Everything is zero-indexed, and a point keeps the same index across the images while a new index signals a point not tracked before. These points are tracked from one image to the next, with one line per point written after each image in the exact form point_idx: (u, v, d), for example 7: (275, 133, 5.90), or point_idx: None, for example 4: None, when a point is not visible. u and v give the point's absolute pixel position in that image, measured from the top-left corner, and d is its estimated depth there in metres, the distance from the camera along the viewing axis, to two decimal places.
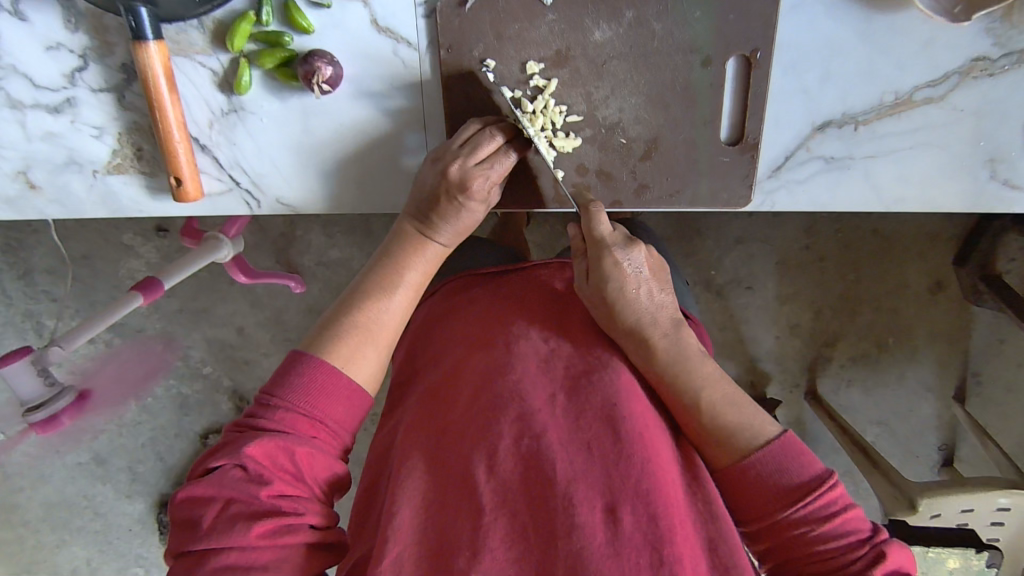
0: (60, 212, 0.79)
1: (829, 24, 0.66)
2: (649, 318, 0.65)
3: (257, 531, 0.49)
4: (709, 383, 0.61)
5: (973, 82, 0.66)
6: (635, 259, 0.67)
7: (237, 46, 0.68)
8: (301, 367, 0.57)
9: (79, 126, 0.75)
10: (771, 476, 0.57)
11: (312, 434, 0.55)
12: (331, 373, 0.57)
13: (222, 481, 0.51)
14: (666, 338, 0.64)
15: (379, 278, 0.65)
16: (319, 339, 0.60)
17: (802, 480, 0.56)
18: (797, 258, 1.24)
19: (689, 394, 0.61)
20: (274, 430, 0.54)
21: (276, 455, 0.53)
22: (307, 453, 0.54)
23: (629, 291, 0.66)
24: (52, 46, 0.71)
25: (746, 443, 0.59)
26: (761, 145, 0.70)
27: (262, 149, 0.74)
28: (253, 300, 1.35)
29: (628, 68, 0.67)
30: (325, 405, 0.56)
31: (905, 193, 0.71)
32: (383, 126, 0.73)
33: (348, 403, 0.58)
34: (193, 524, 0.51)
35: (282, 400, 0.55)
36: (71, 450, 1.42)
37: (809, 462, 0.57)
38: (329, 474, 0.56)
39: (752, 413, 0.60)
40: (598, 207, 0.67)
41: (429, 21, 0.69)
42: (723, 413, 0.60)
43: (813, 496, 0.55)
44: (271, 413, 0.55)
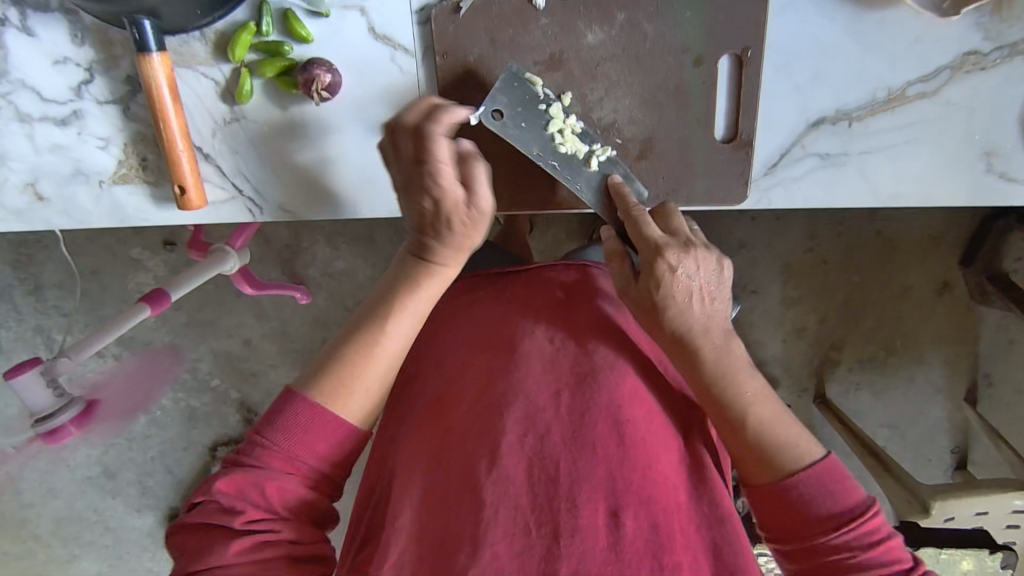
0: (68, 222, 0.81)
1: (820, 23, 0.67)
2: (700, 329, 0.61)
3: (231, 552, 0.50)
4: (757, 400, 0.59)
5: (965, 76, 0.67)
6: (689, 266, 0.62)
7: (238, 57, 0.70)
8: (280, 410, 0.55)
9: (86, 137, 0.76)
10: (813, 500, 0.55)
11: (286, 469, 0.53)
12: (319, 416, 0.55)
13: (202, 511, 0.53)
14: (717, 351, 0.60)
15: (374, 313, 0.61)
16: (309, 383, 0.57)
17: (847, 506, 0.54)
18: (800, 260, 1.24)
19: (738, 409, 0.58)
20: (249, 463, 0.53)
21: (247, 488, 0.52)
22: (277, 486, 0.52)
23: (679, 297, 0.62)
24: (60, 60, 0.73)
25: (790, 463, 0.57)
26: (756, 142, 0.71)
27: (264, 157, 0.76)
28: (259, 312, 1.36)
29: (622, 69, 0.68)
30: (294, 438, 0.53)
31: (902, 188, 0.71)
32: (382, 133, 0.74)
33: (329, 436, 0.55)
34: (180, 549, 0.52)
35: (256, 435, 0.54)
36: (81, 464, 1.43)
37: (852, 488, 0.55)
38: (304, 504, 0.53)
39: (799, 434, 0.58)
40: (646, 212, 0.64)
41: (424, 28, 0.70)
42: (771, 431, 0.58)
43: (858, 523, 0.53)
44: (249, 446, 0.54)
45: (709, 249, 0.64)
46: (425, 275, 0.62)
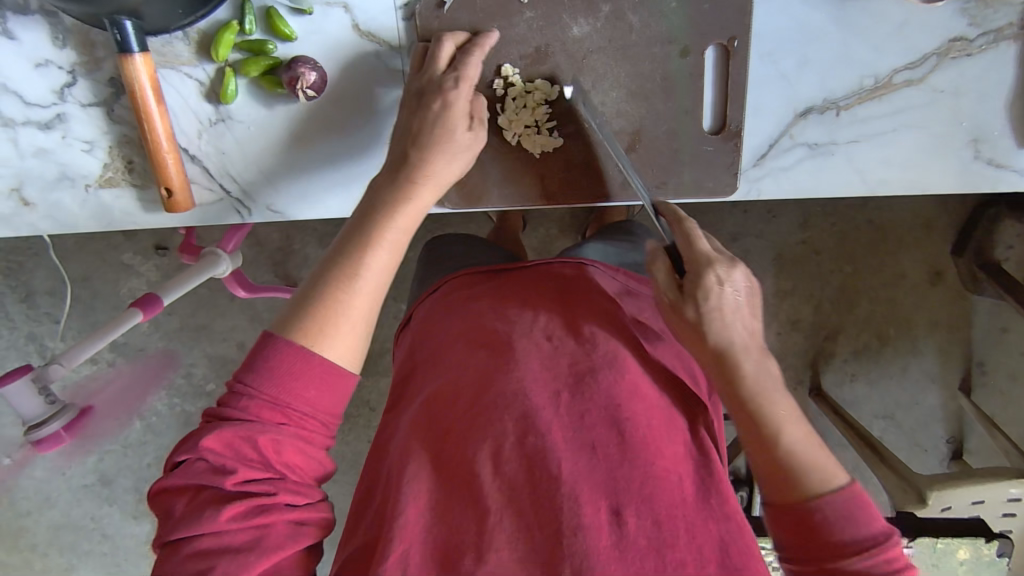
0: (54, 226, 0.80)
1: (804, 11, 0.66)
2: (738, 342, 0.58)
3: (227, 514, 0.49)
4: (789, 421, 0.56)
5: (951, 62, 0.67)
6: (730, 279, 0.58)
7: (222, 56, 0.70)
8: (267, 347, 0.53)
9: (70, 141, 0.76)
10: (836, 527, 0.52)
11: (277, 421, 0.51)
12: (300, 356, 0.53)
13: (190, 472, 0.51)
14: (755, 367, 0.57)
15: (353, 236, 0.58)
16: (294, 311, 0.55)
17: (869, 534, 0.52)
18: (793, 252, 1.24)
19: (768, 428, 0.56)
20: (239, 418, 0.51)
21: (236, 444, 0.51)
22: (269, 441, 0.51)
23: (721, 311, 0.58)
24: (41, 63, 0.73)
25: (816, 490, 0.54)
26: (745, 132, 0.71)
27: (250, 157, 0.75)
28: (253, 315, 1.35)
29: (608, 61, 0.68)
30: (292, 388, 0.52)
31: (891, 175, 0.71)
32: (368, 129, 0.74)
33: (319, 383, 0.53)
34: (169, 514, 0.51)
35: (245, 385, 0.52)
36: (77, 472, 1.42)
37: (878, 521, 0.53)
38: (298, 458, 0.52)
39: (828, 460, 0.56)
40: (695, 225, 0.61)
41: (409, 25, 0.70)
42: (801, 453, 0.55)
43: (882, 554, 0.51)
44: (237, 401, 0.52)
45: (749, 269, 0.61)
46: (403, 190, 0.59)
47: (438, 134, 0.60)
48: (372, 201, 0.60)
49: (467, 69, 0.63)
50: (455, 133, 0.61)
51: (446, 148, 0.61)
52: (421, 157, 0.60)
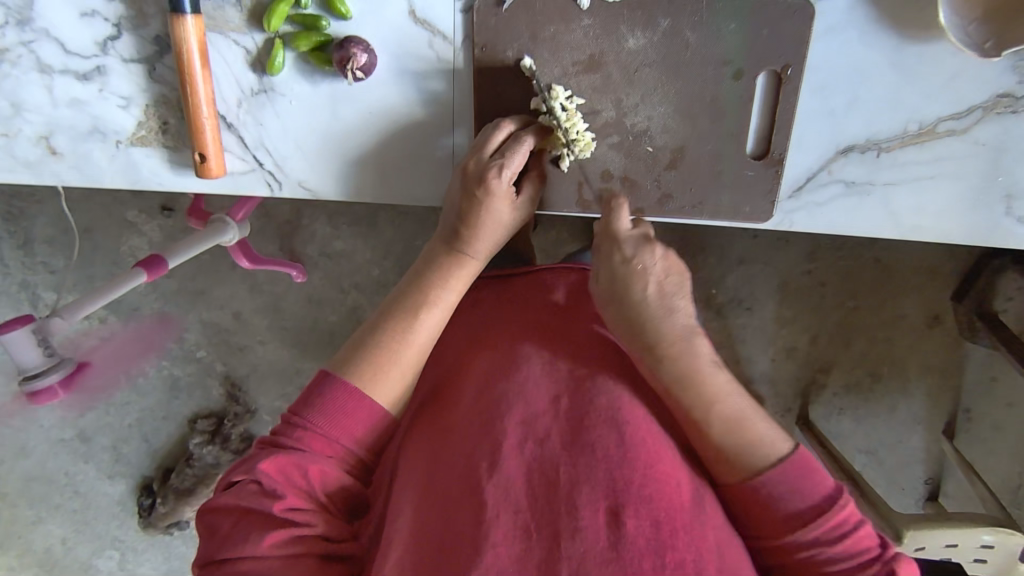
0: (78, 178, 0.79)
1: (860, 50, 0.67)
2: (660, 323, 0.62)
3: (269, 540, 0.51)
4: (721, 397, 0.59)
5: (997, 117, 0.67)
6: (648, 260, 0.64)
7: (273, 27, 0.69)
8: (325, 385, 0.58)
9: (107, 95, 0.75)
10: (781, 498, 0.56)
11: (327, 453, 0.56)
12: (355, 396, 0.58)
13: (240, 492, 0.54)
14: (678, 348, 0.61)
15: (407, 302, 0.63)
16: (350, 354, 0.61)
17: (811, 502, 0.55)
18: (797, 282, 1.25)
19: (698, 409, 0.59)
20: (291, 447, 0.56)
21: (287, 471, 0.54)
22: (319, 470, 0.55)
23: (635, 291, 0.63)
24: (87, 13, 0.72)
25: (754, 463, 0.57)
26: (786, 162, 0.71)
27: (288, 132, 0.74)
28: (252, 286, 1.34)
29: (659, 76, 0.68)
30: (344, 425, 0.57)
31: (922, 222, 0.72)
32: (411, 116, 0.73)
33: (367, 423, 0.58)
34: (213, 533, 0.53)
35: (299, 419, 0.57)
36: (57, 425, 1.40)
37: (819, 479, 0.56)
38: (341, 487, 0.57)
39: (764, 429, 0.59)
40: (618, 204, 0.66)
41: (466, 17, 0.70)
42: (732, 429, 0.58)
43: (825, 517, 0.55)
44: (292, 432, 0.57)
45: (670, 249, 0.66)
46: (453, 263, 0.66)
47: (481, 216, 0.65)
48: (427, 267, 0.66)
49: (514, 160, 0.65)
50: (495, 213, 0.66)
51: (488, 226, 0.66)
52: (469, 232, 0.66)
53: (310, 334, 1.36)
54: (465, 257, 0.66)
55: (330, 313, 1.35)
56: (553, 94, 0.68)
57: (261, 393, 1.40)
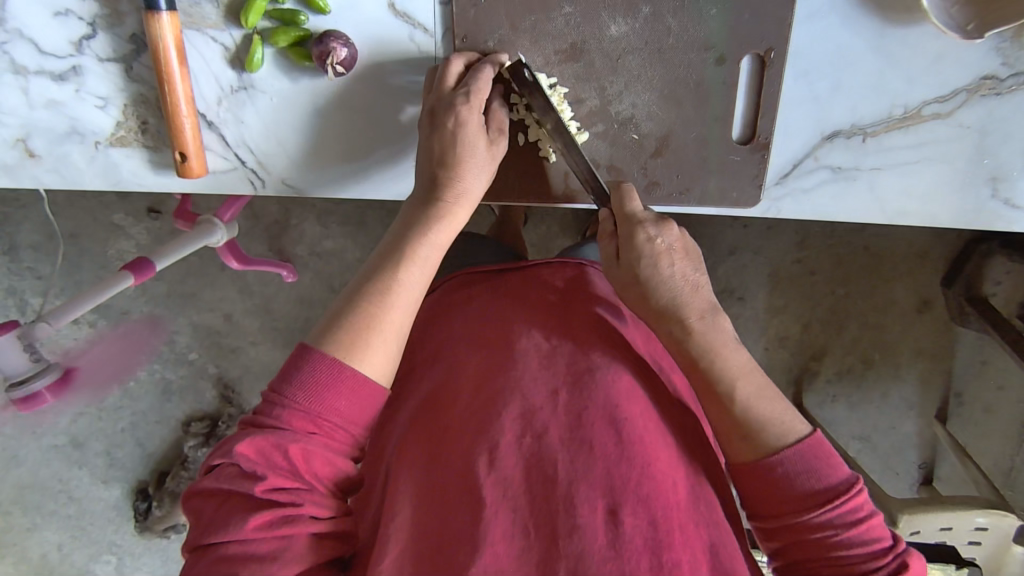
0: (58, 181, 0.78)
1: (843, 34, 0.67)
2: (685, 299, 0.60)
3: (254, 522, 0.50)
4: (744, 375, 0.58)
5: (980, 100, 0.67)
6: (667, 238, 0.61)
7: (251, 23, 0.68)
8: (302, 362, 0.55)
9: (84, 95, 0.73)
10: (798, 477, 0.54)
11: (309, 430, 0.54)
12: (331, 365, 0.55)
13: (222, 475, 0.53)
14: (704, 326, 0.59)
15: (387, 262, 0.61)
16: (331, 325, 0.58)
17: (830, 483, 0.54)
18: (789, 270, 1.25)
19: (724, 386, 0.57)
20: (272, 426, 0.53)
21: (267, 451, 0.52)
22: (300, 449, 0.52)
23: (662, 268, 0.60)
24: (61, 12, 0.71)
25: (773, 441, 0.56)
26: (772, 147, 0.71)
27: (270, 129, 0.73)
28: (242, 287, 1.33)
29: (642, 63, 0.68)
30: (323, 397, 0.54)
31: (909, 205, 0.72)
32: (394, 112, 0.73)
33: (350, 396, 0.55)
34: (198, 518, 0.53)
35: (279, 396, 0.54)
36: (48, 431, 1.39)
37: (835, 465, 0.55)
38: (326, 466, 0.54)
39: (784, 410, 0.57)
40: (629, 184, 0.63)
41: (446, 8, 0.69)
42: (755, 405, 0.57)
43: (842, 500, 0.53)
44: (272, 411, 0.54)
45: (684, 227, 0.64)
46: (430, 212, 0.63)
47: (458, 153, 0.63)
48: (405, 223, 0.63)
49: (477, 87, 0.64)
50: (473, 151, 0.64)
51: (466, 166, 0.64)
52: (448, 175, 0.63)
53: (302, 333, 1.35)
54: (447, 205, 0.63)
55: (322, 312, 1.34)
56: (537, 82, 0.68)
57: (255, 394, 1.39)
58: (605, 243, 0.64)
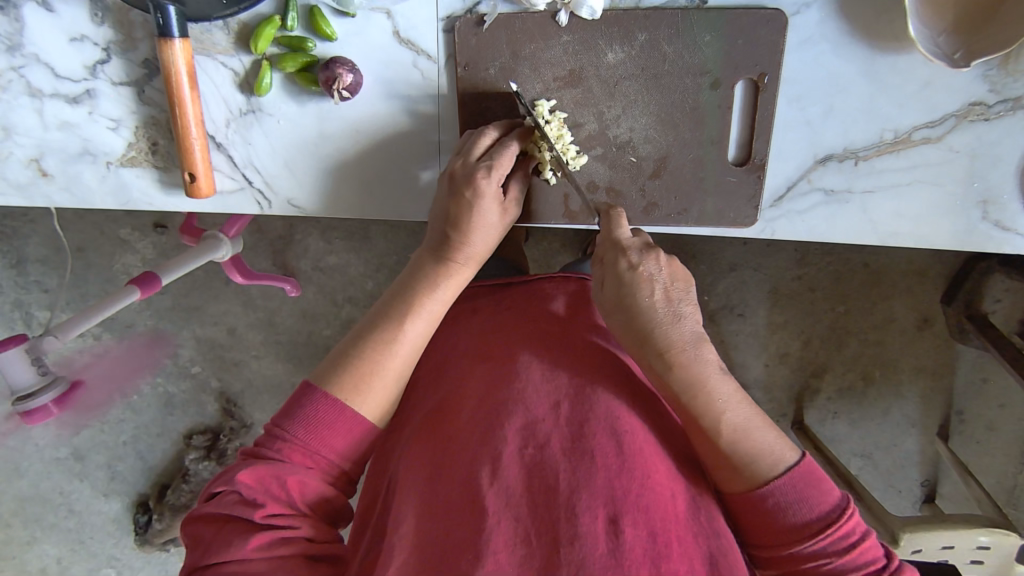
0: (69, 200, 0.80)
1: (833, 61, 0.68)
2: (666, 331, 0.60)
3: (253, 546, 0.51)
4: (731, 406, 0.58)
5: (969, 125, 0.69)
6: (652, 266, 0.62)
7: (260, 49, 0.70)
8: (306, 399, 0.58)
9: (97, 117, 0.76)
10: (790, 508, 0.55)
11: (307, 464, 0.56)
12: (336, 408, 0.58)
13: (222, 502, 0.54)
14: (687, 358, 0.59)
15: (393, 309, 0.63)
16: (335, 366, 0.60)
17: (823, 511, 0.55)
18: (788, 287, 1.26)
19: (711, 417, 0.58)
20: (271, 457, 0.55)
21: (266, 480, 0.54)
22: (298, 480, 0.55)
23: (642, 297, 0.61)
24: (77, 38, 0.73)
25: (764, 471, 0.56)
26: (767, 169, 0.72)
27: (277, 151, 0.76)
28: (246, 301, 1.35)
29: (639, 88, 0.70)
30: (324, 435, 0.56)
31: (900, 228, 0.73)
32: (398, 135, 0.75)
33: (349, 433, 0.58)
34: (197, 542, 0.54)
35: (281, 431, 0.56)
36: (51, 443, 1.40)
37: (826, 490, 0.56)
38: (321, 499, 0.56)
39: (774, 438, 0.58)
40: (616, 210, 0.65)
41: (448, 36, 0.71)
42: (744, 438, 0.57)
43: (835, 527, 0.54)
44: (273, 443, 0.56)
45: (673, 255, 0.64)
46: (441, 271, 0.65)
47: (470, 219, 0.65)
48: (413, 275, 0.66)
49: (501, 162, 0.65)
50: (484, 216, 0.65)
51: (477, 228, 0.65)
52: (458, 238, 0.65)
53: (305, 348, 1.37)
54: (456, 264, 0.66)
55: (324, 327, 1.35)
56: (538, 109, 0.69)
57: (257, 408, 1.40)
58: (593, 271, 0.66)
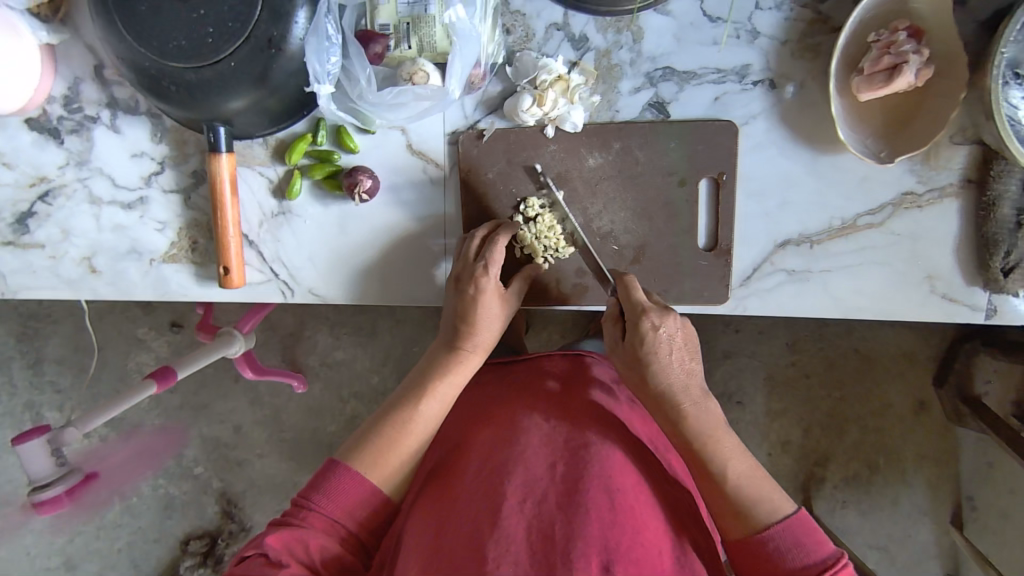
0: (113, 293, 0.89)
1: (781, 161, 0.80)
2: (679, 387, 0.70)
3: None
4: (733, 457, 0.67)
5: (905, 212, 0.79)
6: (667, 326, 0.70)
7: (293, 160, 0.82)
8: (329, 471, 0.65)
9: (147, 220, 0.87)
10: (790, 551, 0.62)
11: (326, 530, 0.62)
12: (355, 479, 0.65)
13: (247, 566, 0.60)
14: (698, 411, 0.69)
15: (413, 389, 0.72)
16: (361, 441, 0.68)
17: (817, 558, 0.61)
18: (784, 373, 1.32)
19: (718, 466, 0.67)
20: (295, 524, 0.62)
21: (290, 543, 0.60)
22: (319, 544, 0.61)
23: (659, 355, 0.70)
24: (137, 154, 0.86)
25: (764, 518, 0.64)
26: (734, 253, 0.82)
27: (302, 247, 0.86)
28: (254, 399, 1.40)
29: (617, 187, 0.81)
30: (342, 502, 0.64)
31: (860, 302, 0.81)
32: (409, 230, 0.85)
33: (365, 502, 0.65)
34: None
35: (306, 501, 0.63)
36: (41, 554, 1.41)
37: (822, 541, 0.62)
38: (336, 564, 0.62)
39: (771, 490, 0.66)
40: (632, 279, 0.73)
41: (453, 147, 0.83)
42: (745, 485, 0.66)
43: (829, 573, 0.60)
44: (297, 512, 0.63)
45: (682, 316, 0.73)
46: (450, 357, 0.75)
47: (475, 313, 0.75)
48: (430, 361, 0.75)
49: (494, 255, 0.75)
50: (487, 307, 0.75)
51: (482, 320, 0.75)
52: (466, 327, 0.75)
53: (309, 445, 1.40)
54: (465, 351, 0.75)
55: (330, 423, 1.39)
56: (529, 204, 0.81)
57: (256, 509, 1.40)
58: (612, 328, 0.74)
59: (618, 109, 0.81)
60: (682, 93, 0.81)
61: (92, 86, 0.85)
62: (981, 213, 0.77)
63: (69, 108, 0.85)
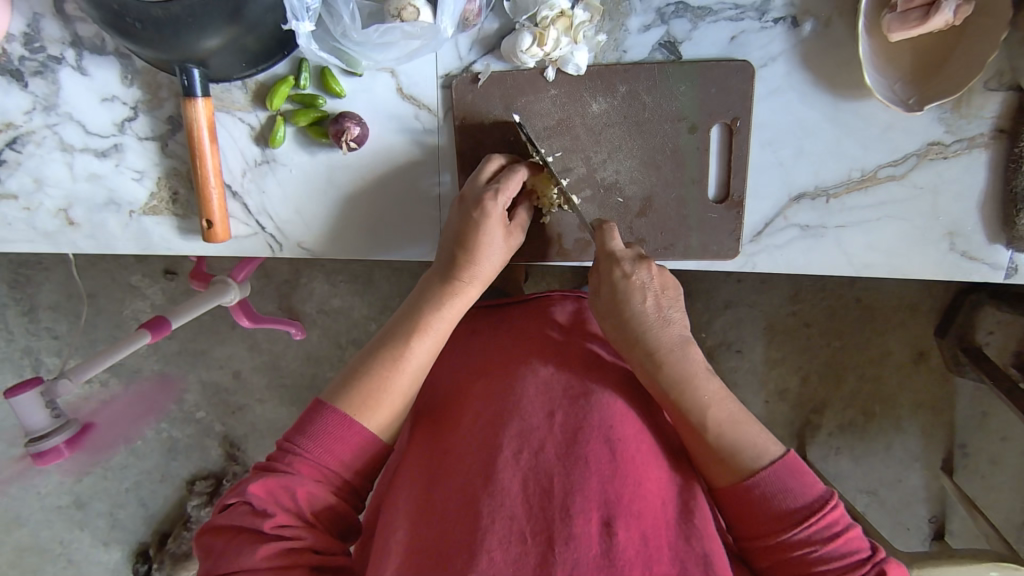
0: (93, 245, 0.85)
1: (801, 108, 0.75)
2: (657, 333, 0.68)
3: (262, 554, 0.55)
4: (715, 403, 0.64)
5: (929, 163, 0.74)
6: (644, 276, 0.70)
7: (275, 106, 0.77)
8: (317, 415, 0.62)
9: (123, 169, 0.82)
10: (778, 496, 0.59)
11: (314, 476, 0.60)
12: (344, 422, 0.62)
13: (234, 514, 0.58)
14: (674, 356, 0.67)
15: (406, 325, 0.68)
16: (345, 385, 0.64)
17: (806, 501, 0.59)
18: (785, 323, 1.29)
19: (695, 411, 0.64)
20: (283, 471, 0.60)
21: (276, 492, 0.58)
22: (307, 491, 0.59)
23: (635, 303, 0.69)
24: (107, 97, 0.80)
25: (752, 462, 0.61)
26: (746, 204, 0.78)
27: (288, 198, 0.81)
28: (251, 345, 1.38)
29: (622, 134, 0.76)
30: (332, 449, 0.61)
31: (873, 259, 0.77)
32: (398, 182, 0.81)
33: (355, 447, 0.62)
34: (209, 554, 0.58)
35: (291, 446, 0.61)
36: (52, 492, 1.43)
37: (810, 483, 0.60)
38: (328, 508, 0.60)
39: (756, 432, 0.63)
40: (609, 226, 0.72)
41: (446, 92, 0.77)
42: (729, 432, 0.63)
43: (818, 517, 0.58)
44: (284, 458, 0.60)
45: (664, 267, 0.73)
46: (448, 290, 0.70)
47: (476, 237, 0.69)
48: (421, 295, 0.71)
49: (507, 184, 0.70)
50: (490, 237, 0.70)
51: (483, 248, 0.70)
52: (466, 257, 0.69)
53: (308, 390, 1.39)
54: (462, 283, 0.70)
55: (328, 369, 1.38)
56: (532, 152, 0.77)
57: (258, 452, 1.42)
58: (592, 278, 0.74)
59: (626, 49, 0.75)
60: (695, 31, 0.74)
61: (54, 23, 0.78)
62: (1011, 164, 0.73)
63: (31, 46, 0.78)
